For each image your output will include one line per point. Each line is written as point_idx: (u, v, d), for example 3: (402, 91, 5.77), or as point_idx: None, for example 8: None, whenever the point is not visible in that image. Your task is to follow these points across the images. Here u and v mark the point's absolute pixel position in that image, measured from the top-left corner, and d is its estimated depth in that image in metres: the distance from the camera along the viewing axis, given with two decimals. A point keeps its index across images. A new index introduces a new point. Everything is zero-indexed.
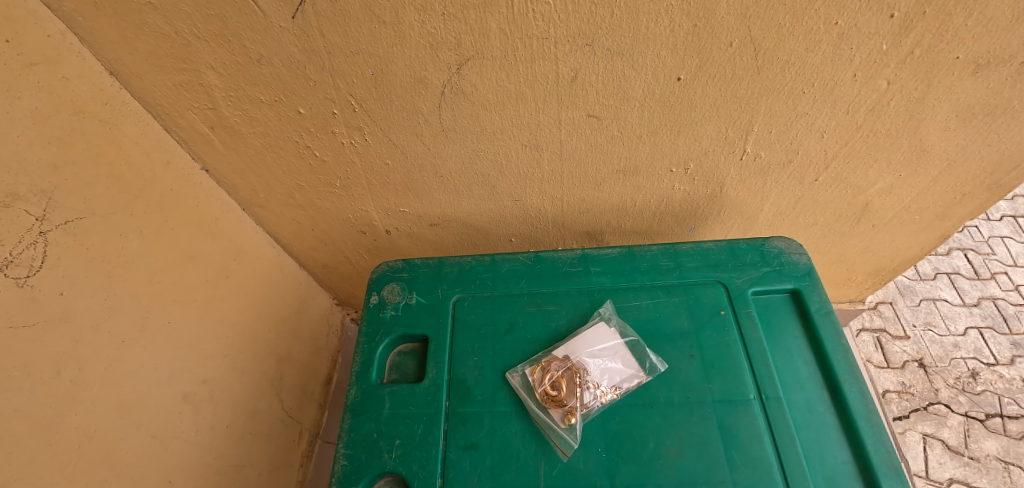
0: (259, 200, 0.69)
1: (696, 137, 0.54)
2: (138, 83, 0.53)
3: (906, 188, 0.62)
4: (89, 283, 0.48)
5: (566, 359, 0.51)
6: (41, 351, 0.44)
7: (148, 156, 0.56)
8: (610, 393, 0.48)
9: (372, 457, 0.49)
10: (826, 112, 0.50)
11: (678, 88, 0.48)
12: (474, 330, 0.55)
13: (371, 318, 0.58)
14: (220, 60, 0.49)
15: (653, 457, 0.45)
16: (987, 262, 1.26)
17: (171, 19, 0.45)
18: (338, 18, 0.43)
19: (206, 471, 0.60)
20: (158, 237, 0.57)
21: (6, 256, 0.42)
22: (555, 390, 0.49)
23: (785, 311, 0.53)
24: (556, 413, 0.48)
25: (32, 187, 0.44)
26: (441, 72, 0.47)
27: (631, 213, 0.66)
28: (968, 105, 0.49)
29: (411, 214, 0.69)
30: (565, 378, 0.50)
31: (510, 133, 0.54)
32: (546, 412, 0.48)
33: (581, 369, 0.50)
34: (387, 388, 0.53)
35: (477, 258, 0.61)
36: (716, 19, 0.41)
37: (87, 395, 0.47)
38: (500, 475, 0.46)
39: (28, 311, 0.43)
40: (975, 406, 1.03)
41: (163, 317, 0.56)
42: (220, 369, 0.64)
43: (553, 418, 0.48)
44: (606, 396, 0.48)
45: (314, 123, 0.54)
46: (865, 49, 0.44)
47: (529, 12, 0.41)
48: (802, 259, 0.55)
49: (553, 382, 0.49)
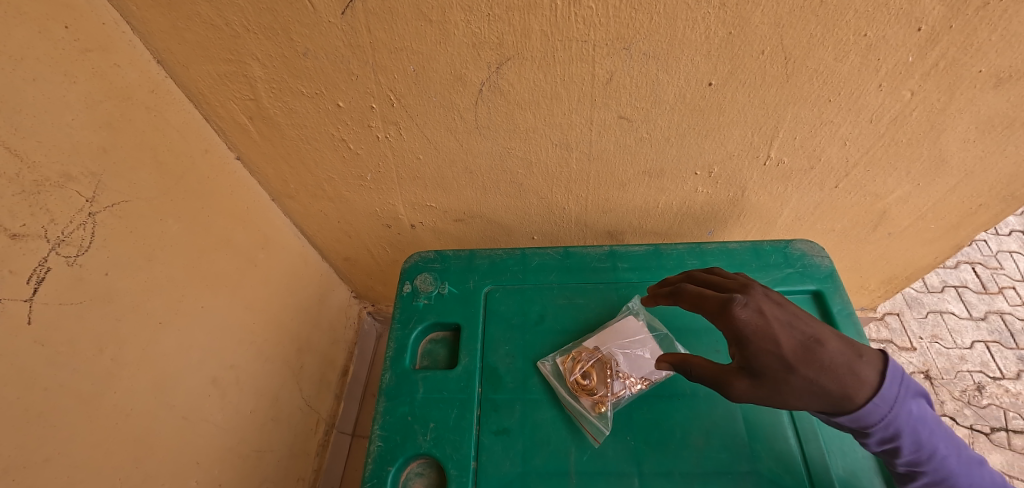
0: (289, 192, 0.71)
1: (723, 141, 0.55)
2: (183, 72, 0.54)
3: (924, 197, 0.63)
4: (132, 264, 0.50)
5: (596, 349, 0.53)
6: (87, 329, 0.45)
7: (189, 144, 0.58)
8: (642, 383, 0.50)
9: (406, 440, 0.50)
10: (850, 121, 0.52)
11: (708, 93, 0.49)
12: (505, 320, 0.57)
13: (403, 306, 0.60)
14: (266, 52, 0.50)
15: (679, 447, 0.47)
16: (994, 276, 1.27)
17: (222, 11, 0.47)
18: (386, 15, 0.44)
19: (230, 454, 0.62)
20: (194, 223, 0.58)
21: (57, 235, 0.43)
22: (586, 380, 0.50)
23: (808, 311, 0.55)
24: (586, 401, 0.49)
25: (82, 169, 0.46)
26: (481, 70, 0.49)
27: (654, 214, 0.68)
28: (989, 117, 0.51)
29: (437, 208, 0.70)
30: (596, 368, 0.51)
31: (542, 132, 0.55)
32: (576, 400, 0.50)
33: (611, 361, 0.52)
34: (421, 373, 0.54)
35: (508, 251, 0.62)
36: (750, 27, 0.43)
37: (125, 375, 0.48)
38: (531, 461, 0.48)
39: (76, 290, 0.44)
40: (980, 420, 1.04)
41: (196, 301, 0.57)
42: (247, 355, 0.66)
43: (584, 406, 0.49)
44: (636, 387, 0.50)
45: (351, 116, 0.56)
46: (891, 61, 0.45)
47: (571, 15, 0.43)
48: (824, 261, 0.57)
49: (584, 372, 0.51)
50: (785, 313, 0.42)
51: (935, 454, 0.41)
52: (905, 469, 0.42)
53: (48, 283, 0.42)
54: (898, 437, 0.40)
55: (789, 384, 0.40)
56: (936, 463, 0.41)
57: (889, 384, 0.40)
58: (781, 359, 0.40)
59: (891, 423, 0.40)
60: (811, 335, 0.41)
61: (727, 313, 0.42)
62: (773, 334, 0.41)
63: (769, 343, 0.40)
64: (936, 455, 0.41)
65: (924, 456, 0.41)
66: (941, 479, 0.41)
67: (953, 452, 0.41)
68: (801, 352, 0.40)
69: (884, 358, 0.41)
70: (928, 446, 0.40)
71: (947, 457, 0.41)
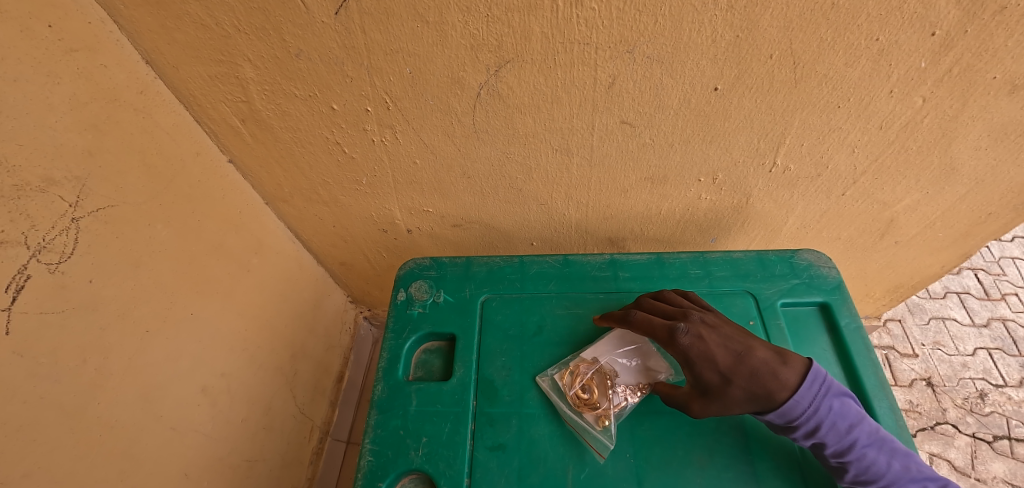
0: (282, 195, 0.69)
1: (728, 147, 0.54)
2: (172, 73, 0.53)
3: (932, 205, 0.62)
4: (117, 271, 0.48)
5: (595, 361, 0.51)
6: (70, 338, 0.43)
7: (179, 146, 0.57)
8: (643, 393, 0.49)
9: (399, 455, 0.49)
10: (859, 127, 0.51)
11: (714, 98, 0.48)
12: (502, 330, 0.55)
13: (398, 314, 0.58)
14: (258, 53, 0.48)
15: (681, 465, 0.45)
16: (997, 283, 1.26)
17: (212, 11, 0.45)
18: (382, 16, 0.43)
19: (219, 465, 0.60)
20: (184, 228, 0.57)
21: (39, 241, 0.42)
22: (587, 394, 0.49)
23: (814, 324, 0.54)
24: (589, 415, 0.48)
25: (67, 173, 0.44)
26: (479, 73, 0.47)
27: (655, 221, 0.66)
28: (1002, 125, 0.49)
29: (434, 214, 0.69)
30: (595, 381, 0.50)
31: (542, 136, 0.54)
32: (578, 415, 0.48)
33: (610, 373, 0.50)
34: (414, 385, 0.53)
35: (506, 259, 0.61)
36: (758, 31, 0.41)
37: (110, 385, 0.47)
38: (528, 478, 0.46)
39: (58, 298, 0.43)
40: (983, 428, 1.03)
41: (186, 308, 0.56)
42: (238, 363, 0.64)
43: (587, 421, 0.48)
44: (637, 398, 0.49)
45: (346, 119, 0.54)
46: (904, 66, 0.44)
47: (573, 17, 0.41)
48: (831, 272, 0.56)
49: (584, 386, 0.49)
50: (720, 336, 0.46)
51: (856, 444, 0.42)
52: (835, 463, 0.43)
53: (27, 292, 0.40)
54: (820, 427, 0.42)
55: (728, 395, 0.44)
56: (860, 454, 0.42)
57: (807, 385, 0.43)
58: (716, 372, 0.44)
59: (811, 414, 0.43)
60: (740, 348, 0.45)
61: (673, 341, 0.46)
62: (710, 355, 0.45)
63: (708, 362, 0.45)
64: (858, 445, 0.42)
65: (846, 445, 0.42)
66: (868, 472, 0.42)
67: (878, 447, 0.42)
68: (734, 363, 0.44)
69: (804, 362, 0.45)
70: (848, 436, 0.42)
71: (870, 449, 0.42)
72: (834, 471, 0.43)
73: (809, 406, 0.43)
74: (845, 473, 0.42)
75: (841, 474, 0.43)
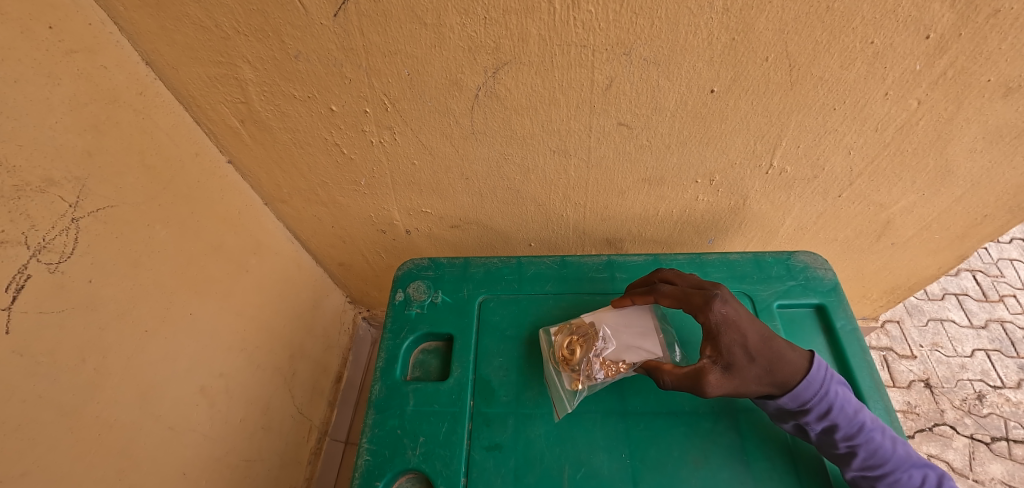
0: (281, 196, 0.69)
1: (724, 149, 0.54)
2: (172, 74, 0.53)
3: (928, 207, 0.62)
4: (116, 271, 0.48)
5: (592, 325, 0.52)
6: (69, 338, 0.44)
7: (178, 147, 0.57)
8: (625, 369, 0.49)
9: (396, 454, 0.49)
10: (855, 129, 0.51)
11: (710, 100, 0.48)
12: (500, 331, 0.56)
13: (396, 315, 0.58)
14: (257, 55, 0.49)
15: (676, 466, 0.46)
16: (995, 284, 1.26)
17: (212, 13, 0.45)
18: (380, 17, 0.43)
19: (218, 464, 0.60)
20: (183, 228, 0.57)
21: (38, 241, 0.42)
22: (570, 354, 0.50)
23: (810, 325, 0.54)
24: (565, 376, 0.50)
25: (66, 174, 0.44)
26: (477, 75, 0.47)
27: (653, 222, 0.66)
28: (996, 127, 0.50)
29: (432, 215, 0.69)
30: (583, 343, 0.51)
31: (539, 138, 0.54)
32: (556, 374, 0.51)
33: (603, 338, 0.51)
34: (411, 385, 0.53)
35: (504, 260, 0.61)
36: (754, 34, 0.41)
37: (109, 384, 0.47)
38: (524, 478, 0.47)
39: (57, 297, 0.43)
40: (980, 429, 1.03)
41: (184, 308, 0.56)
42: (237, 363, 0.64)
43: (561, 380, 0.50)
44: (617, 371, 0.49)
45: (344, 120, 0.55)
46: (899, 69, 0.44)
47: (570, 19, 0.41)
48: (827, 274, 0.56)
49: (572, 346, 0.51)
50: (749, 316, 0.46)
51: (865, 427, 0.43)
52: (844, 449, 0.43)
53: (27, 291, 0.40)
54: (831, 410, 0.43)
55: (746, 372, 0.44)
56: (868, 437, 0.43)
57: (816, 368, 0.44)
58: (744, 348, 0.44)
59: (823, 396, 0.43)
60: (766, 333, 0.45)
61: (708, 308, 0.45)
62: (741, 328, 0.44)
63: (738, 336, 0.44)
64: (866, 428, 0.43)
65: (855, 427, 0.43)
66: (875, 456, 0.42)
67: (882, 431, 0.44)
68: (761, 344, 0.44)
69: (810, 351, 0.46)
70: (858, 419, 0.43)
71: (877, 432, 0.43)
72: (842, 458, 0.44)
73: (820, 388, 0.44)
74: (854, 458, 0.43)
75: (849, 460, 0.43)
